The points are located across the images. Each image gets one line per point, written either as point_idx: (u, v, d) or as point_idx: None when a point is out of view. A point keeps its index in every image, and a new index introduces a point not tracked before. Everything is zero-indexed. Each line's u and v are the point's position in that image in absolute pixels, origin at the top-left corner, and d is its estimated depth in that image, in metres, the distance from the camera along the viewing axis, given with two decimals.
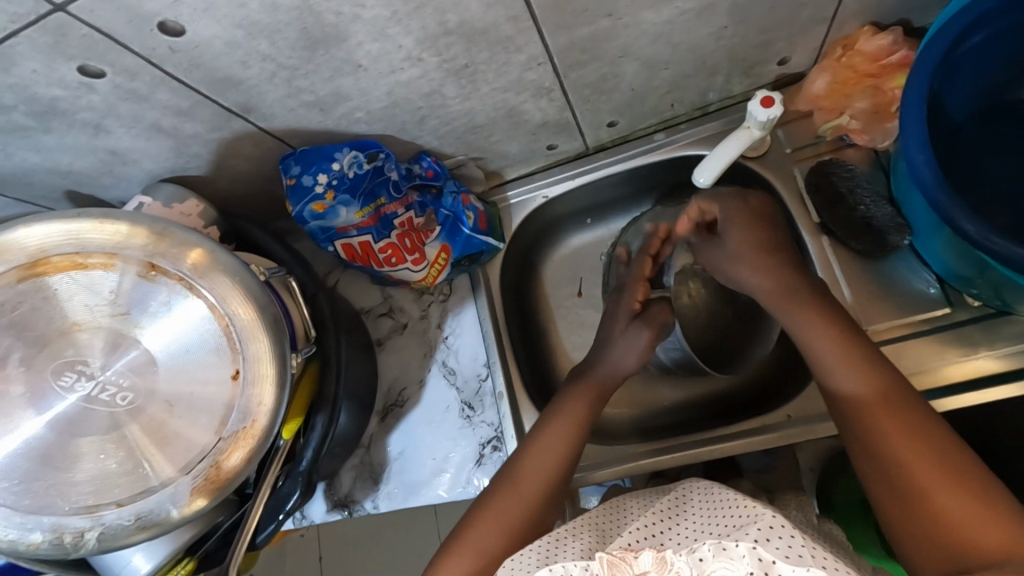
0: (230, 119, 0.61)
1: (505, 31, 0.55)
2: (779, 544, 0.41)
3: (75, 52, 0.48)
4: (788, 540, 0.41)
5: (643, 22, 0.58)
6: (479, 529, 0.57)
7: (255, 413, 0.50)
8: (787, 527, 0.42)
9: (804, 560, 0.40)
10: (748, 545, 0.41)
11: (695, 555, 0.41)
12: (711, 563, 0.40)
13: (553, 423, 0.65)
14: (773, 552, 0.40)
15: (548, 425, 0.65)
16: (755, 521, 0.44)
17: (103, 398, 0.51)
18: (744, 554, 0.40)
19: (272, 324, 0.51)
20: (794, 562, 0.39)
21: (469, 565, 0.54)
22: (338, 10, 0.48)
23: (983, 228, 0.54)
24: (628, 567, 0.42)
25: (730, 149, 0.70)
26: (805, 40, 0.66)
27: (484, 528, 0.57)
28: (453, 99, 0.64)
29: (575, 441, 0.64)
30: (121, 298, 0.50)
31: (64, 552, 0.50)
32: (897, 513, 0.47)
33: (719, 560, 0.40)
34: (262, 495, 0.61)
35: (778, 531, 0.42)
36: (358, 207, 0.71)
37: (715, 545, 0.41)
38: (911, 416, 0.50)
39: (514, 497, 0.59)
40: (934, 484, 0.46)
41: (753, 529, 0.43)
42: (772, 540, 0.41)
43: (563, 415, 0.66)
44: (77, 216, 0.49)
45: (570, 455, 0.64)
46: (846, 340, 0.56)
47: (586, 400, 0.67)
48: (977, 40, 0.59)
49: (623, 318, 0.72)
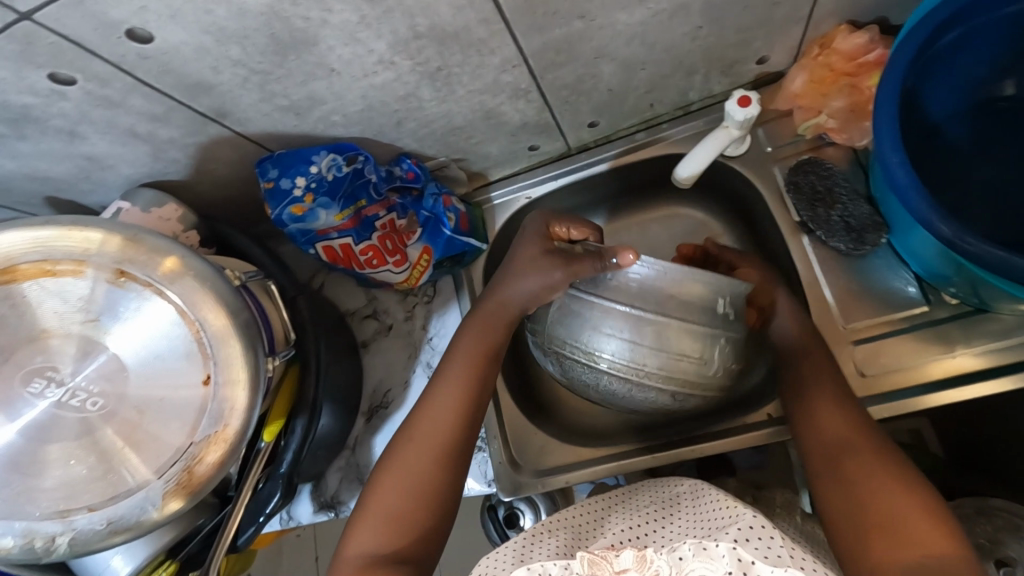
0: (206, 124, 0.61)
1: (477, 34, 0.55)
2: (759, 544, 0.40)
3: (45, 59, 0.48)
4: (768, 540, 0.41)
5: (614, 24, 0.58)
6: (386, 492, 0.57)
7: (227, 418, 0.50)
8: (766, 526, 0.42)
9: (783, 560, 0.39)
10: (727, 546, 0.40)
11: (675, 553, 0.41)
12: (691, 562, 0.40)
13: (458, 359, 0.65)
14: (752, 552, 0.40)
15: (455, 359, 0.65)
16: (736, 520, 0.43)
17: (74, 404, 0.51)
18: (723, 555, 0.40)
19: (244, 329, 0.51)
20: (772, 561, 0.39)
21: (376, 528, 0.55)
22: (306, 15, 0.48)
23: (956, 228, 0.54)
24: (608, 565, 0.40)
25: (707, 150, 0.72)
26: (781, 39, 0.66)
27: (388, 489, 0.57)
28: (429, 102, 0.64)
29: (488, 378, 0.65)
30: (92, 305, 0.51)
31: (36, 557, 0.50)
32: (845, 517, 0.49)
33: (699, 560, 0.40)
34: (243, 498, 0.62)
35: (757, 531, 0.41)
36: (338, 210, 0.71)
37: (695, 544, 0.41)
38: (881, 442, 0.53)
39: (420, 454, 0.59)
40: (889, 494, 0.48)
41: (733, 528, 0.43)
42: (751, 540, 0.41)
43: (463, 352, 0.65)
44: (45, 224, 0.50)
45: (485, 397, 0.64)
46: (829, 386, 0.60)
47: (494, 337, 0.66)
48: (953, 36, 0.58)
49: (532, 236, 0.66)
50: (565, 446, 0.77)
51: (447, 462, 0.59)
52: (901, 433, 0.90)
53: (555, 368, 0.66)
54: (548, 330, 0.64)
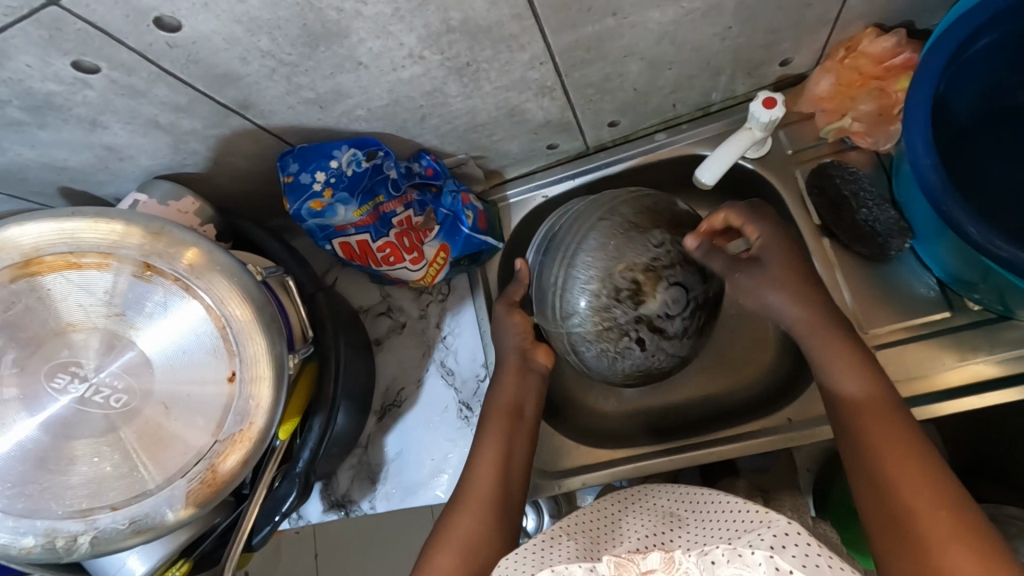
0: (229, 116, 0.60)
1: (509, 29, 0.54)
2: (796, 552, 0.38)
3: (71, 46, 0.47)
4: (804, 547, 0.38)
5: (647, 22, 0.57)
6: (445, 548, 0.55)
7: (252, 415, 0.49)
8: (802, 533, 0.39)
9: (821, 570, 0.37)
10: (764, 552, 0.38)
11: (706, 558, 0.39)
12: (725, 567, 0.37)
13: (494, 415, 0.66)
14: (789, 560, 0.38)
15: (491, 415, 0.66)
16: (770, 526, 0.41)
17: (98, 400, 0.50)
18: (760, 561, 0.37)
19: (269, 325, 0.50)
20: (810, 572, 0.37)
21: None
22: (340, 7, 0.47)
23: (984, 232, 0.54)
24: (634, 567, 0.39)
25: (732, 150, 0.71)
26: (808, 40, 0.66)
27: (448, 547, 0.55)
28: (454, 97, 0.63)
29: (520, 432, 0.65)
30: (116, 299, 0.50)
31: (58, 556, 0.49)
32: (873, 517, 0.47)
33: (733, 565, 0.37)
34: (259, 496, 0.60)
35: (790, 537, 0.39)
36: (357, 206, 0.70)
37: (729, 549, 0.38)
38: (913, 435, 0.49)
39: (469, 512, 0.58)
40: (918, 497, 0.45)
41: (766, 534, 0.40)
42: (788, 547, 0.38)
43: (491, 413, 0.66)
44: (71, 216, 0.48)
45: (518, 447, 0.64)
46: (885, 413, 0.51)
47: (514, 389, 0.68)
48: (985, 42, 0.58)
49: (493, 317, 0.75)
50: (580, 449, 0.76)
51: (493, 518, 0.58)
52: None
53: (592, 334, 0.65)
54: (553, 322, 0.68)
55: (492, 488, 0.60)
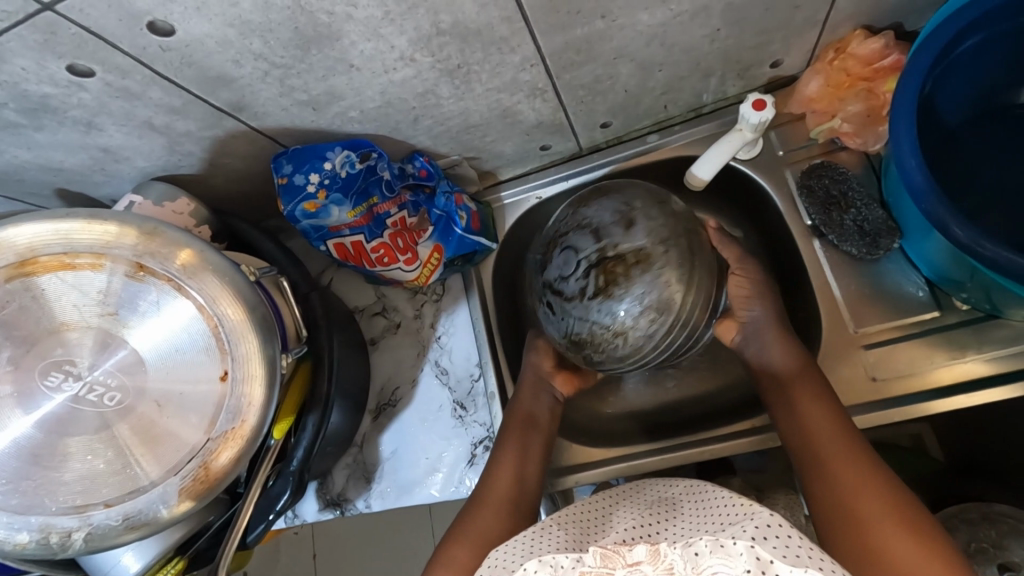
0: (223, 118, 0.60)
1: (499, 32, 0.55)
2: (778, 543, 0.38)
3: (65, 49, 0.48)
4: (785, 539, 0.39)
5: (636, 24, 0.58)
6: (460, 544, 0.57)
7: (244, 413, 0.50)
8: (783, 524, 0.39)
9: (802, 560, 0.37)
10: (746, 543, 0.38)
11: (691, 549, 0.39)
12: (708, 559, 0.38)
13: (512, 426, 0.69)
14: (770, 550, 0.38)
15: (510, 426, 0.69)
16: (754, 517, 0.41)
17: (91, 398, 0.50)
18: (742, 552, 0.38)
19: (261, 324, 0.50)
20: (792, 561, 0.37)
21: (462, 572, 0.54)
22: (331, 10, 0.48)
23: (972, 233, 0.54)
24: (620, 558, 0.39)
25: (723, 151, 0.71)
26: (798, 42, 0.66)
27: (464, 543, 0.57)
28: (447, 99, 0.64)
29: (537, 442, 0.68)
30: (110, 298, 0.50)
31: (52, 552, 0.50)
32: (829, 527, 0.50)
33: (715, 556, 0.38)
34: (253, 495, 0.61)
35: (773, 528, 0.39)
36: (350, 207, 0.71)
37: (712, 541, 0.39)
38: (866, 453, 0.53)
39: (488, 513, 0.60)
40: (872, 510, 0.48)
41: (750, 526, 0.40)
42: (770, 538, 0.39)
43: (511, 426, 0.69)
44: (66, 216, 0.49)
45: (533, 453, 0.67)
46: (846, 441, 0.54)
47: (530, 401, 0.71)
48: (970, 44, 0.59)
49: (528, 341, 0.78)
50: (573, 448, 0.76)
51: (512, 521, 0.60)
52: (900, 437, 0.91)
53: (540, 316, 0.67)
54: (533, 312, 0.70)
55: (508, 494, 0.62)
